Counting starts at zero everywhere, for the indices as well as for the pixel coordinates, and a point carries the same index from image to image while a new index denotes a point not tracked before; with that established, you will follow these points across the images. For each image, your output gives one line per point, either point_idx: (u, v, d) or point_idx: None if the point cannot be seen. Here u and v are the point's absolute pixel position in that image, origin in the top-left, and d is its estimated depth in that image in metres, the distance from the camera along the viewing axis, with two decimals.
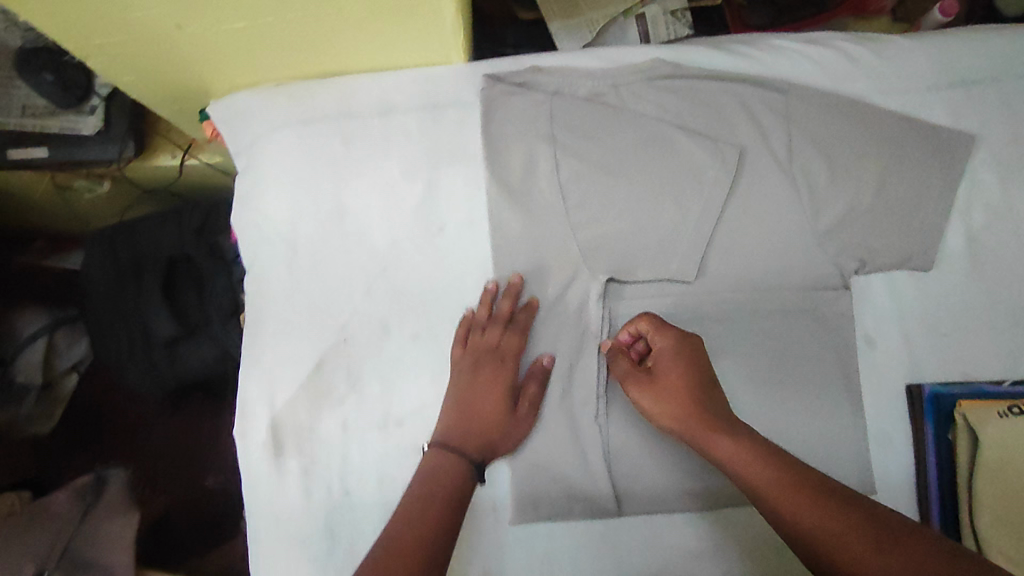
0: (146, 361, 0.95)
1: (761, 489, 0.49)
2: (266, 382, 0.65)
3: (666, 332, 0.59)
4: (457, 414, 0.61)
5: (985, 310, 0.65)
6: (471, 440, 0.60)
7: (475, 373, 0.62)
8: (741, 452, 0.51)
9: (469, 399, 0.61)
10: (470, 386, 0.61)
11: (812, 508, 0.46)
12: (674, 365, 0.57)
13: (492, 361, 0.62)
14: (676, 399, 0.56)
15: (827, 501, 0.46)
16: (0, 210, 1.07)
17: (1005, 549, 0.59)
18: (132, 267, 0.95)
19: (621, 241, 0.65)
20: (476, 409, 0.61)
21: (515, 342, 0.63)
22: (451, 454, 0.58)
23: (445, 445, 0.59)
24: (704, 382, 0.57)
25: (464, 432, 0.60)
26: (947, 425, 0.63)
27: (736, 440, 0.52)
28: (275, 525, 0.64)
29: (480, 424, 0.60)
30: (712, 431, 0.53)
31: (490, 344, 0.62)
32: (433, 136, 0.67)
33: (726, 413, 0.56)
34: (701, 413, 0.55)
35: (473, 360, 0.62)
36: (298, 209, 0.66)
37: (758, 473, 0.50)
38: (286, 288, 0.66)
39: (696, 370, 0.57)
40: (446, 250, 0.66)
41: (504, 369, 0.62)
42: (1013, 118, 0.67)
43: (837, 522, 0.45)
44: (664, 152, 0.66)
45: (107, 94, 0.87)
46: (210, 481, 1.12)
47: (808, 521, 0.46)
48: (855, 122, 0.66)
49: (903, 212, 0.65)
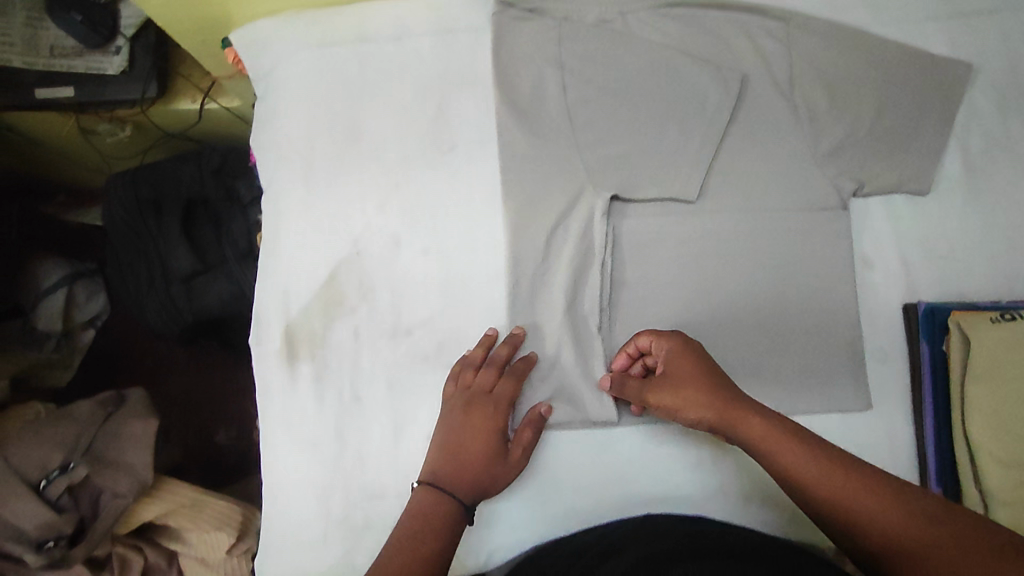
0: (166, 296, 0.98)
1: (800, 479, 0.51)
2: (282, 291, 0.68)
3: (669, 338, 0.61)
4: (448, 452, 0.61)
5: (981, 233, 0.67)
6: (459, 481, 0.60)
7: (466, 415, 0.62)
8: (770, 434, 0.53)
9: (459, 440, 0.61)
10: (462, 425, 0.62)
11: (842, 485, 0.49)
12: (687, 362, 0.59)
13: (485, 404, 0.62)
14: (697, 392, 0.57)
15: (856, 478, 0.50)
16: (26, 158, 1.11)
17: (997, 451, 0.60)
18: (152, 202, 0.98)
19: (626, 161, 0.67)
20: (464, 452, 0.61)
21: (509, 388, 0.63)
22: (441, 495, 0.58)
23: (434, 483, 0.59)
24: (719, 375, 0.58)
25: (455, 475, 0.60)
26: (941, 337, 0.64)
27: (765, 424, 0.54)
28: (288, 428, 0.67)
29: (470, 467, 0.60)
30: (740, 414, 0.55)
31: (485, 387, 0.63)
32: (446, 60, 0.69)
33: (745, 399, 0.57)
34: (727, 406, 0.56)
35: (466, 399, 0.62)
36: (314, 129, 0.69)
37: (789, 454, 0.52)
38: (302, 203, 0.68)
39: (708, 369, 0.58)
40: (456, 169, 0.68)
41: (496, 412, 0.62)
42: (1006, 51, 0.69)
43: (889, 516, 0.47)
44: (670, 77, 0.67)
45: (132, 35, 0.90)
46: (221, 437, 1.15)
47: (846, 506, 0.49)
48: (855, 51, 0.68)
49: (901, 138, 0.67)
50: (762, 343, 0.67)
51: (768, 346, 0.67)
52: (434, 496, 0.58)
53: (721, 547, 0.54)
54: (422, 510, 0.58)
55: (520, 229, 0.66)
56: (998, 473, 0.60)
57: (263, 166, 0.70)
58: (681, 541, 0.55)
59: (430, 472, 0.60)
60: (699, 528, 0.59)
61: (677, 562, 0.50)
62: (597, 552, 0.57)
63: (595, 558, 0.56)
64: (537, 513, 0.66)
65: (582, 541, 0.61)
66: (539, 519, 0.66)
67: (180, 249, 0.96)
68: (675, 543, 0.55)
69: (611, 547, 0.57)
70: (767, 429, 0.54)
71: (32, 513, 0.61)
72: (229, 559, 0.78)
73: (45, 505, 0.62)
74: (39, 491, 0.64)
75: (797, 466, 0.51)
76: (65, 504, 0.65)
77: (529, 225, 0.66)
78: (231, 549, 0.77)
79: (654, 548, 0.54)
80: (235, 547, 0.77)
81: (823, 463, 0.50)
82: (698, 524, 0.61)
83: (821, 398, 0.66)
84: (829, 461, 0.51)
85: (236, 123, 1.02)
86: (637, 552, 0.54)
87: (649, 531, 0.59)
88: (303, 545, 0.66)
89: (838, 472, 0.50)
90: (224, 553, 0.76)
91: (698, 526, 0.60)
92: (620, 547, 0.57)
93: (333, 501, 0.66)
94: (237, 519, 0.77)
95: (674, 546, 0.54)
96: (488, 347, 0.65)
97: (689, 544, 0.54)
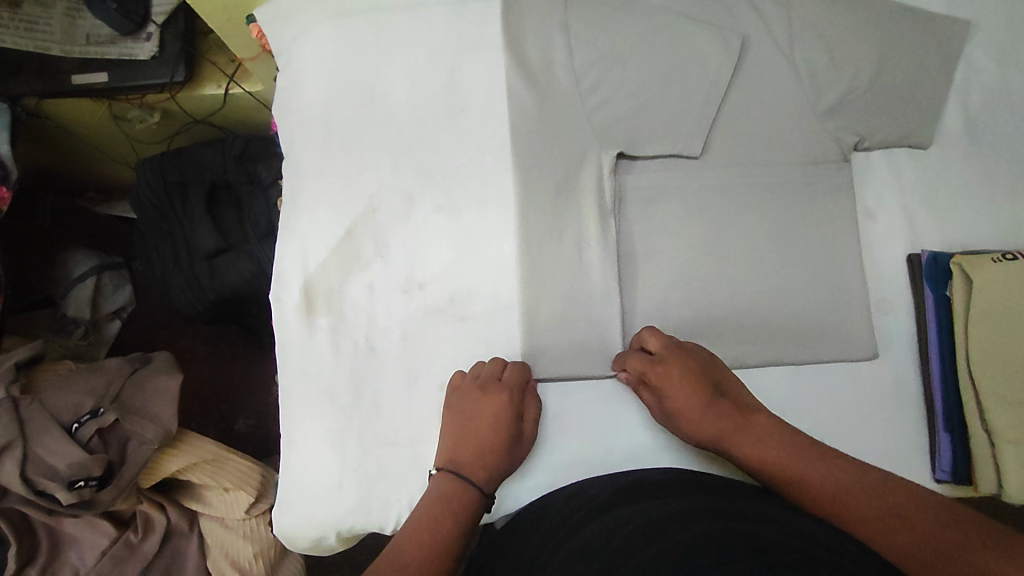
0: (191, 274, 1.01)
1: (792, 480, 0.54)
2: (300, 249, 0.70)
3: (659, 367, 0.62)
4: (461, 440, 0.63)
5: (975, 186, 0.71)
6: (478, 468, 0.62)
7: (478, 401, 0.63)
8: (763, 449, 0.57)
9: (471, 427, 0.63)
10: (474, 412, 0.63)
11: (833, 492, 0.52)
12: (679, 394, 0.61)
13: (496, 391, 0.63)
14: (691, 422, 0.61)
15: (849, 482, 0.52)
16: (56, 158, 1.15)
17: (997, 389, 0.64)
18: (179, 185, 1.01)
19: (632, 120, 0.69)
20: (477, 438, 0.63)
21: (517, 373, 0.65)
22: (460, 481, 0.61)
23: (453, 468, 0.62)
24: (712, 398, 0.61)
25: (473, 461, 0.62)
26: (945, 282, 0.67)
27: (754, 441, 0.58)
28: (305, 381, 0.69)
29: (489, 454, 0.63)
30: (730, 438, 0.59)
31: (493, 375, 0.65)
32: (457, 27, 0.73)
33: (737, 419, 0.60)
34: (715, 431, 0.60)
35: (477, 388, 0.64)
36: (331, 95, 0.72)
37: (782, 461, 0.56)
38: (320, 165, 0.72)
39: (698, 398, 0.60)
40: (467, 129, 0.71)
41: (510, 398, 0.63)
42: (1001, 15, 0.74)
43: (873, 522, 0.50)
44: (673, 39, 0.70)
45: (162, 22, 0.95)
46: (242, 423, 1.16)
47: (833, 507, 0.52)
48: (855, 13, 0.71)
49: (900, 95, 0.70)
50: (768, 292, 0.68)
51: (775, 294, 0.68)
52: (454, 482, 0.61)
53: (742, 510, 0.50)
54: (440, 496, 0.60)
55: (529, 185, 0.68)
56: (1000, 411, 0.63)
57: (284, 133, 0.74)
58: (697, 501, 0.52)
59: (449, 458, 0.63)
60: (722, 490, 0.56)
61: (688, 522, 0.47)
62: (604, 504, 0.55)
63: (595, 513, 0.54)
64: (547, 465, 0.66)
65: (588, 496, 0.58)
66: (548, 471, 0.66)
67: (203, 228, 0.98)
68: (694, 501, 0.52)
69: (620, 499, 0.55)
70: (759, 446, 0.57)
71: (65, 452, 0.67)
72: (248, 520, 0.80)
73: (76, 446, 0.68)
74: (71, 433, 0.70)
75: (792, 471, 0.55)
76: (95, 446, 0.70)
77: (539, 182, 0.68)
78: (250, 510, 0.78)
79: (668, 505, 0.51)
80: (253, 508, 0.79)
81: (817, 468, 0.54)
82: (723, 488, 0.56)
83: (828, 348, 0.67)
84: (822, 465, 0.54)
85: (258, 107, 1.05)
86: (646, 509, 0.52)
87: (667, 491, 0.56)
88: (317, 496, 0.66)
89: (829, 479, 0.53)
90: (242, 514, 0.78)
91: (728, 489, 0.56)
92: (622, 503, 0.55)
93: (347, 452, 0.66)
94: (257, 479, 0.78)
95: (690, 504, 0.51)
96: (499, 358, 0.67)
97: (708, 504, 0.51)
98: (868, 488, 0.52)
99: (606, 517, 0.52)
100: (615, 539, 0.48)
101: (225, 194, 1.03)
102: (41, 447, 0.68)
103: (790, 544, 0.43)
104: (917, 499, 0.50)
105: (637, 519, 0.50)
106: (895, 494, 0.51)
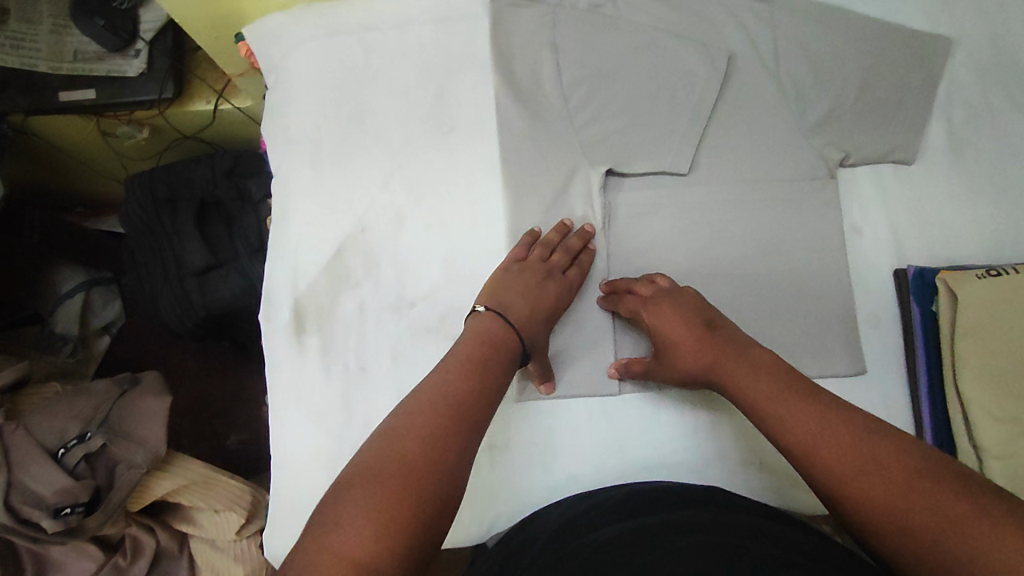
0: (181, 290, 0.99)
1: (775, 425, 0.52)
2: (291, 268, 0.70)
3: (658, 308, 0.62)
4: (523, 297, 0.61)
5: (961, 201, 0.72)
6: (523, 322, 0.60)
7: (546, 278, 0.63)
8: (752, 381, 0.55)
9: (534, 295, 0.62)
10: (539, 285, 0.62)
11: (817, 433, 0.49)
12: (670, 318, 0.61)
13: (561, 277, 0.64)
14: (686, 347, 0.59)
15: (836, 421, 0.49)
16: (45, 176, 1.14)
17: (988, 405, 0.63)
18: (168, 202, 1.01)
19: (620, 137, 0.69)
20: (537, 304, 0.61)
21: (580, 276, 0.66)
22: (506, 329, 0.58)
23: (499, 311, 0.60)
24: (705, 330, 0.59)
25: (523, 319, 0.60)
26: (931, 297, 0.68)
27: (749, 371, 0.55)
28: (295, 402, 0.68)
29: (535, 318, 0.61)
30: (726, 367, 0.57)
31: (563, 265, 0.65)
32: (445, 46, 0.73)
33: (735, 348, 0.57)
34: (709, 359, 0.58)
35: (547, 268, 0.64)
36: (321, 113, 0.72)
37: (769, 396, 0.53)
38: (310, 183, 0.71)
39: (688, 325, 0.60)
40: (456, 146, 0.71)
41: (568, 290, 0.65)
42: (982, 34, 0.75)
43: (848, 468, 0.47)
44: (659, 57, 0.71)
45: (151, 39, 0.95)
46: (232, 440, 1.15)
47: (812, 449, 0.49)
48: (836, 32, 0.72)
49: (884, 112, 0.71)
50: (760, 309, 0.68)
51: (766, 311, 0.68)
52: (499, 325, 0.58)
53: (732, 522, 0.49)
54: (485, 337, 0.57)
55: (519, 202, 0.69)
56: (988, 424, 0.63)
57: (272, 153, 0.74)
58: (683, 514, 0.51)
59: (501, 304, 0.60)
60: (708, 502, 0.56)
61: (673, 536, 0.47)
62: (602, 517, 0.55)
63: (583, 531, 0.53)
64: (537, 479, 0.66)
65: (583, 509, 0.58)
66: (539, 488, 0.66)
67: (193, 245, 0.97)
68: (687, 514, 0.51)
69: (612, 518, 0.54)
70: (749, 376, 0.55)
71: (53, 479, 0.67)
72: (239, 541, 0.78)
73: (63, 472, 0.68)
74: (58, 458, 0.70)
75: (782, 419, 0.51)
76: (82, 472, 0.70)
77: (529, 199, 0.69)
78: (241, 531, 0.77)
79: (646, 518, 0.51)
80: (245, 529, 0.77)
81: (805, 406, 0.51)
82: (715, 501, 0.56)
83: (818, 363, 0.68)
84: (812, 408, 0.51)
85: (248, 123, 1.05)
86: (628, 522, 0.51)
87: (654, 505, 0.55)
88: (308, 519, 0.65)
89: (815, 413, 0.50)
90: (233, 534, 0.77)
91: (718, 503, 0.56)
92: (608, 522, 0.53)
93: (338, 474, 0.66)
94: (247, 500, 0.77)
95: (673, 516, 0.51)
96: (564, 234, 0.67)
97: (697, 514, 0.51)
98: (853, 430, 0.48)
99: (601, 530, 0.51)
100: (595, 550, 0.48)
101: (215, 211, 1.02)
102: (27, 473, 0.67)
103: (776, 558, 0.44)
104: (904, 446, 0.47)
105: (611, 532, 0.50)
106: (881, 441, 0.47)
